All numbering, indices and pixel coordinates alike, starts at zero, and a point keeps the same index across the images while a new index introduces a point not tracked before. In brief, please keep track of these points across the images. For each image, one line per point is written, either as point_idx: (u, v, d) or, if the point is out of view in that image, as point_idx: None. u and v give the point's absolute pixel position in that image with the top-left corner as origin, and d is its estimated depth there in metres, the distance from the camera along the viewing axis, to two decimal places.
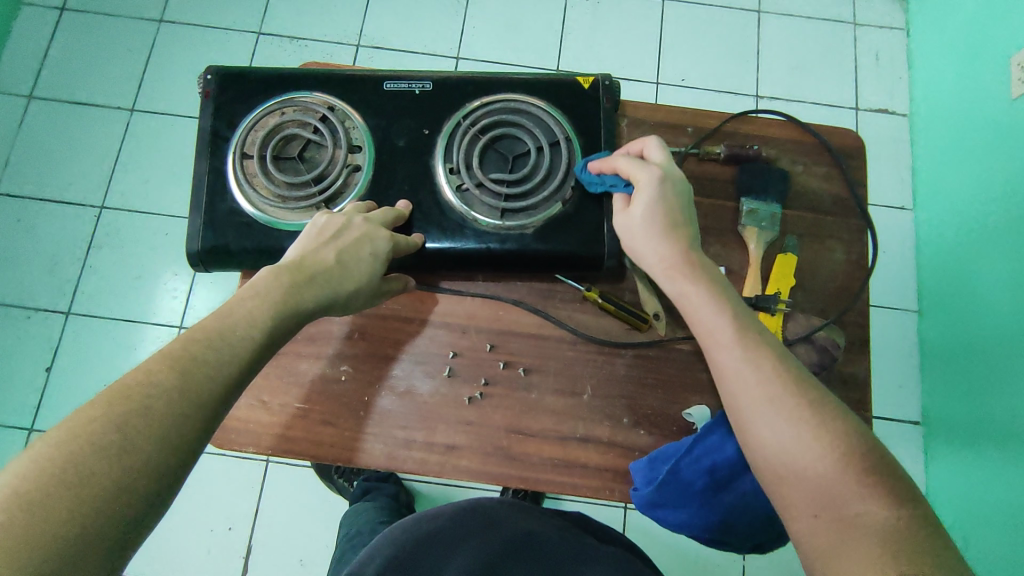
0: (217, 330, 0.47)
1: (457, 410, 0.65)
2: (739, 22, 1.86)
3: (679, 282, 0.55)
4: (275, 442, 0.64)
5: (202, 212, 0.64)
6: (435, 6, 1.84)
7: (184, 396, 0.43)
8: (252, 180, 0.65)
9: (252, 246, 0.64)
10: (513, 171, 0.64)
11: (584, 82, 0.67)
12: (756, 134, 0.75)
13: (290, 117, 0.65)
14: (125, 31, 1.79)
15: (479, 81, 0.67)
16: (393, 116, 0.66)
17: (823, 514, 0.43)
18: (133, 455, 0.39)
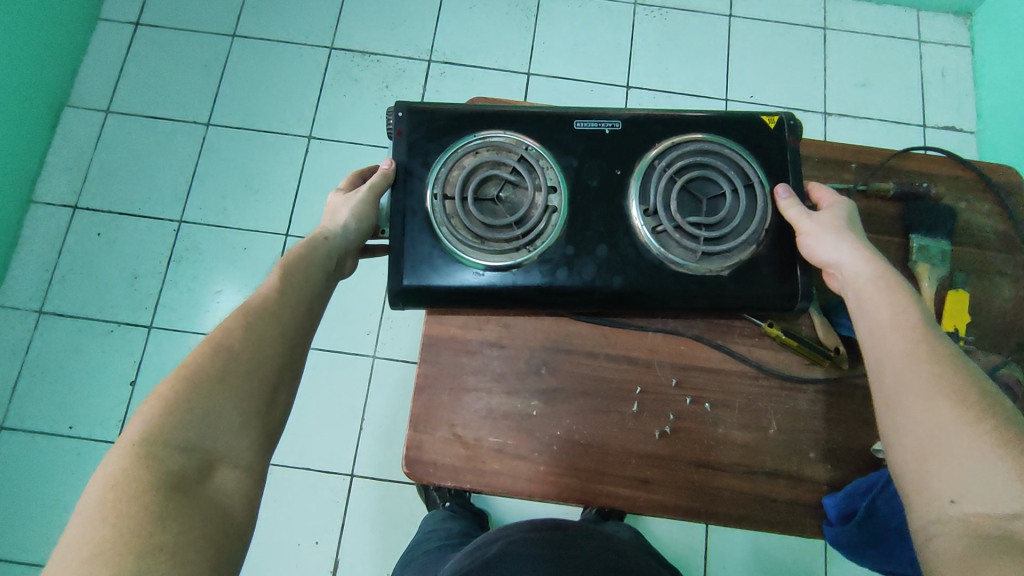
0: (287, 278, 0.57)
1: (648, 445, 0.67)
2: (805, 39, 1.87)
3: (862, 286, 0.59)
4: (472, 476, 0.65)
5: (402, 254, 0.66)
6: (505, 21, 1.85)
7: (272, 324, 0.53)
8: (451, 221, 0.66)
9: (453, 287, 0.65)
10: (706, 212, 0.66)
11: (769, 121, 0.69)
12: (919, 170, 0.76)
13: (487, 159, 0.67)
14: (198, 46, 1.80)
15: (667, 120, 0.68)
16: (586, 155, 0.67)
17: (963, 501, 0.44)
18: (242, 361, 0.49)
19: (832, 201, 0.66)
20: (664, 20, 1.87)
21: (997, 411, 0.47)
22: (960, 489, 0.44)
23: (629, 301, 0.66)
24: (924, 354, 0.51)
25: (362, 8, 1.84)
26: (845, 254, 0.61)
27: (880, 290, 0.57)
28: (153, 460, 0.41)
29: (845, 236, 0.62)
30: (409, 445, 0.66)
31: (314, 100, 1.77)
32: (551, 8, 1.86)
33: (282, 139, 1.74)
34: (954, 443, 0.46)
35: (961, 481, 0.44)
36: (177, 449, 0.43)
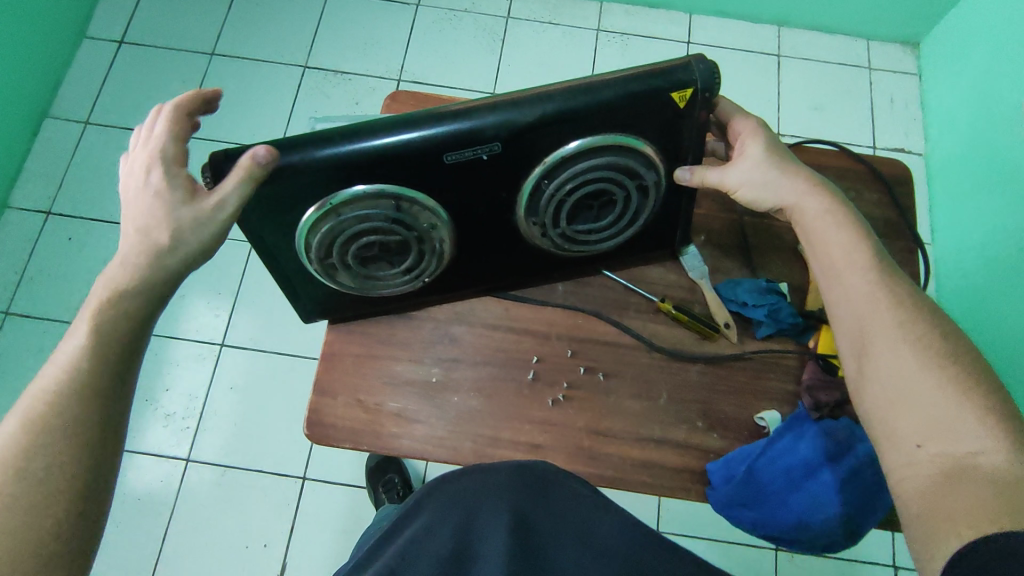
0: (89, 350, 0.47)
1: (542, 412, 0.69)
2: (760, 65, 1.96)
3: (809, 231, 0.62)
4: (371, 439, 0.68)
5: (302, 300, 0.69)
6: (473, 44, 1.93)
7: (55, 450, 0.44)
8: (334, 274, 0.66)
9: (362, 307, 0.71)
10: (598, 217, 0.67)
11: (677, 100, 0.58)
12: (812, 162, 0.81)
13: (357, 224, 0.61)
14: (178, 63, 1.88)
15: (553, 130, 0.57)
16: (462, 188, 0.61)
17: (928, 445, 0.51)
18: (37, 497, 0.43)
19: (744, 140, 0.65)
20: (625, 45, 1.95)
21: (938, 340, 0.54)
22: (925, 436, 0.51)
23: (519, 285, 0.74)
24: (882, 298, 0.57)
25: (336, 30, 1.93)
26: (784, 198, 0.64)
27: (825, 229, 0.61)
28: None
29: (780, 180, 0.64)
30: (312, 407, 0.69)
31: (287, 114, 1.84)
32: (518, 33, 1.95)
33: None
34: (914, 377, 0.53)
35: (925, 423, 0.51)
36: None
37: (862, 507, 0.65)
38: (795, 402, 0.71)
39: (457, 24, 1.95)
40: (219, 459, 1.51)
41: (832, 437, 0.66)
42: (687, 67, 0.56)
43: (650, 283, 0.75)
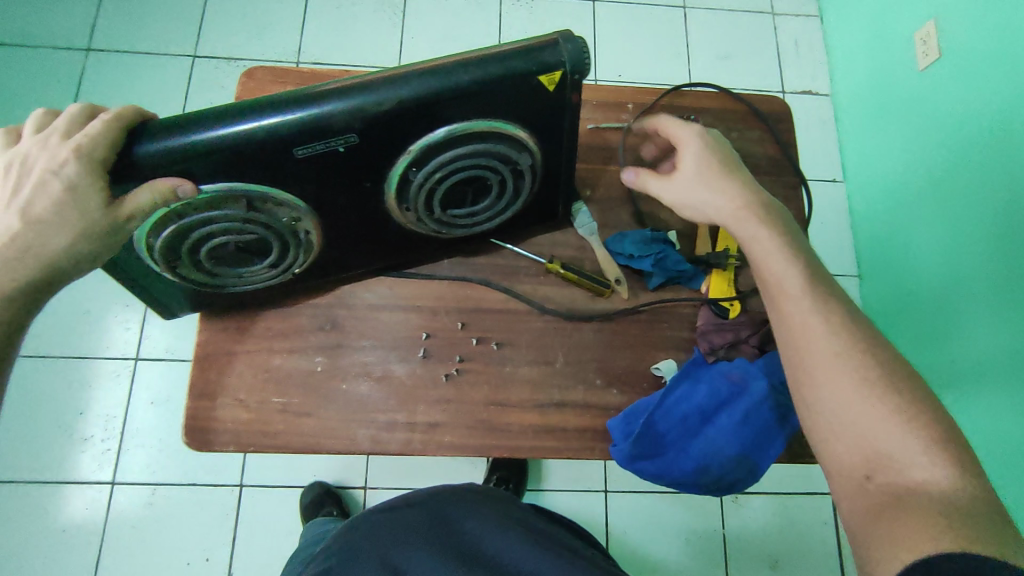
0: None
1: (436, 389, 0.67)
2: (666, 18, 1.95)
3: (745, 235, 0.61)
4: (257, 440, 0.64)
5: (152, 295, 0.62)
6: (372, 19, 1.85)
7: None
8: (183, 271, 0.59)
9: (221, 297, 0.65)
10: (476, 195, 0.62)
11: (547, 83, 0.50)
12: (692, 106, 0.80)
13: (209, 225, 0.54)
14: (50, 62, 1.73)
15: (416, 116, 0.49)
16: (319, 182, 0.53)
17: (876, 476, 0.48)
18: None
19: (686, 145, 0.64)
20: (530, 8, 1.91)
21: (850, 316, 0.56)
22: (871, 465, 0.48)
23: (399, 265, 0.69)
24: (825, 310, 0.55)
25: (224, 15, 1.82)
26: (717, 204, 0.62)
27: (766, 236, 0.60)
28: None
29: (719, 186, 0.62)
30: (189, 414, 0.64)
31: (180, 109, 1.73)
32: (418, 3, 1.88)
33: None
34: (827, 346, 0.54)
35: (872, 452, 0.48)
36: None
37: (760, 445, 0.65)
38: (690, 349, 0.70)
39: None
40: (146, 478, 1.44)
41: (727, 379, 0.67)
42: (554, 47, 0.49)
43: (539, 245, 0.73)
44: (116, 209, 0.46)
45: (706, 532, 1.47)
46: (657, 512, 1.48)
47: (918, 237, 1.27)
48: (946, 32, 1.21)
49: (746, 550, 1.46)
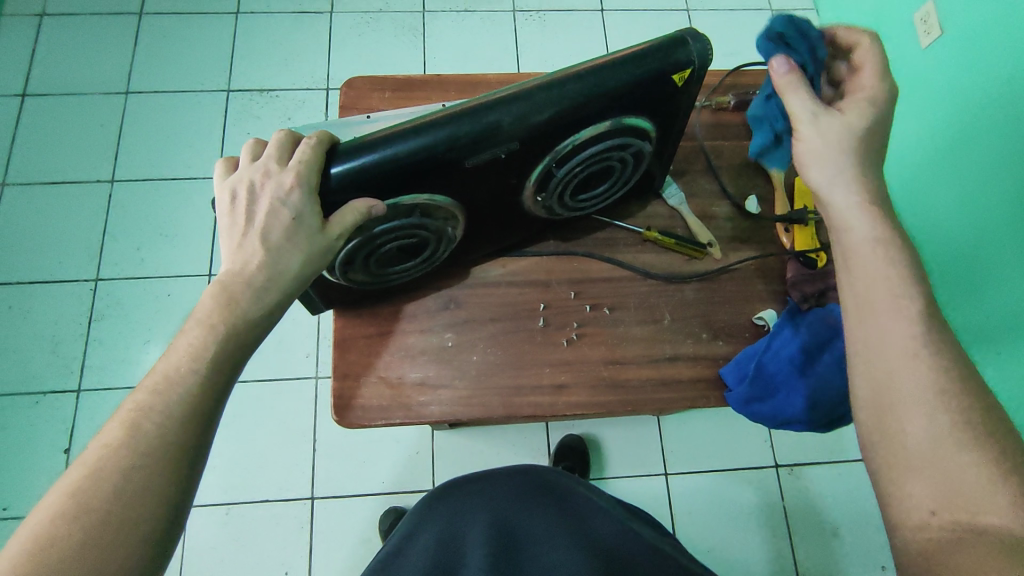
0: (199, 348, 0.49)
1: (559, 353, 0.72)
2: (672, 21, 2.04)
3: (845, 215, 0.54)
4: (401, 412, 0.69)
5: (317, 301, 0.69)
6: (395, 43, 1.93)
7: (160, 434, 0.45)
8: (350, 278, 0.65)
9: (373, 294, 0.72)
10: (598, 185, 0.69)
11: (678, 80, 0.58)
12: (754, 83, 0.87)
13: (382, 236, 0.60)
14: (91, 107, 1.80)
15: (565, 121, 0.57)
16: (476, 185, 0.60)
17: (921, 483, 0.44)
18: (141, 480, 0.43)
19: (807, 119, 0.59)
20: (543, 21, 2.00)
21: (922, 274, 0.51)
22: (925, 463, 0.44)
23: (517, 247, 0.76)
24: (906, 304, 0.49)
25: (253, 50, 1.89)
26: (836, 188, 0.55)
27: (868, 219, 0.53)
28: None
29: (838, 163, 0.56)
30: (337, 394, 0.69)
31: (219, 141, 1.79)
32: (436, 25, 1.96)
33: (190, 184, 1.75)
34: (883, 297, 0.49)
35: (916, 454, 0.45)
36: None
37: None
38: (784, 300, 0.76)
39: (375, 25, 1.94)
40: (221, 499, 1.45)
41: (824, 321, 0.72)
42: (683, 48, 0.56)
43: (633, 217, 0.79)
44: (329, 231, 0.54)
45: (772, 505, 1.50)
46: (722, 490, 1.51)
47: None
48: None
49: (814, 520, 1.49)
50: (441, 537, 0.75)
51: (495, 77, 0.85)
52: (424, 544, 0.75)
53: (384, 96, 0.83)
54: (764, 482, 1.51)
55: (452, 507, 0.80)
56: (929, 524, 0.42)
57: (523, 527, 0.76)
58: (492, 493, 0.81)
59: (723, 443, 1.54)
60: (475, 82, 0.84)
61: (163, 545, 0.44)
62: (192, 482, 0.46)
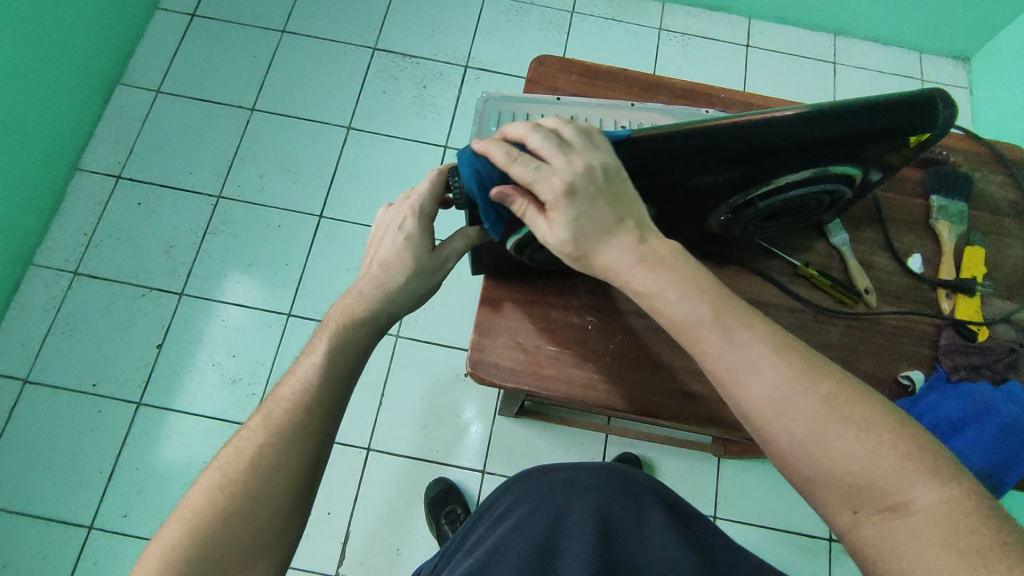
0: (345, 327, 0.55)
1: (692, 362, 0.72)
2: (817, 70, 2.00)
3: (645, 296, 0.55)
4: (530, 379, 0.70)
5: (483, 263, 0.72)
6: (539, 37, 1.97)
7: (310, 397, 0.51)
8: (529, 253, 0.67)
9: (533, 272, 0.75)
10: (776, 216, 0.70)
11: (912, 138, 0.59)
12: (942, 143, 0.85)
13: None
14: (250, 38, 1.91)
15: (791, 155, 0.58)
16: (679, 199, 0.63)
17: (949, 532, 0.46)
18: (293, 435, 0.50)
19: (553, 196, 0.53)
20: (687, 45, 2.00)
21: (725, 306, 0.54)
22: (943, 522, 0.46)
23: None
24: (792, 394, 0.50)
25: (405, 16, 1.96)
26: (615, 261, 0.55)
27: (666, 291, 0.54)
28: (198, 538, 0.46)
29: (609, 237, 0.55)
30: (473, 347, 0.71)
31: (356, 94, 1.87)
32: (582, 27, 1.99)
33: (322, 128, 1.83)
34: (796, 409, 0.50)
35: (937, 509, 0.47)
36: (227, 523, 0.46)
37: (1009, 466, 0.66)
38: (932, 365, 0.74)
39: (523, 16, 1.99)
40: None
41: (974, 399, 0.69)
42: (934, 111, 0.57)
43: (791, 249, 0.78)
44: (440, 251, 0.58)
45: None
46: (767, 549, 1.46)
47: None
48: None
49: None
50: (539, 522, 0.71)
51: (677, 83, 0.87)
52: (521, 522, 0.72)
53: (570, 79, 0.86)
54: (813, 552, 1.46)
55: (544, 489, 0.75)
56: (943, 545, 0.46)
57: (630, 535, 0.71)
58: (584, 482, 0.76)
59: (779, 502, 1.49)
60: (658, 83, 0.86)
61: (294, 522, 0.48)
62: (320, 467, 0.50)
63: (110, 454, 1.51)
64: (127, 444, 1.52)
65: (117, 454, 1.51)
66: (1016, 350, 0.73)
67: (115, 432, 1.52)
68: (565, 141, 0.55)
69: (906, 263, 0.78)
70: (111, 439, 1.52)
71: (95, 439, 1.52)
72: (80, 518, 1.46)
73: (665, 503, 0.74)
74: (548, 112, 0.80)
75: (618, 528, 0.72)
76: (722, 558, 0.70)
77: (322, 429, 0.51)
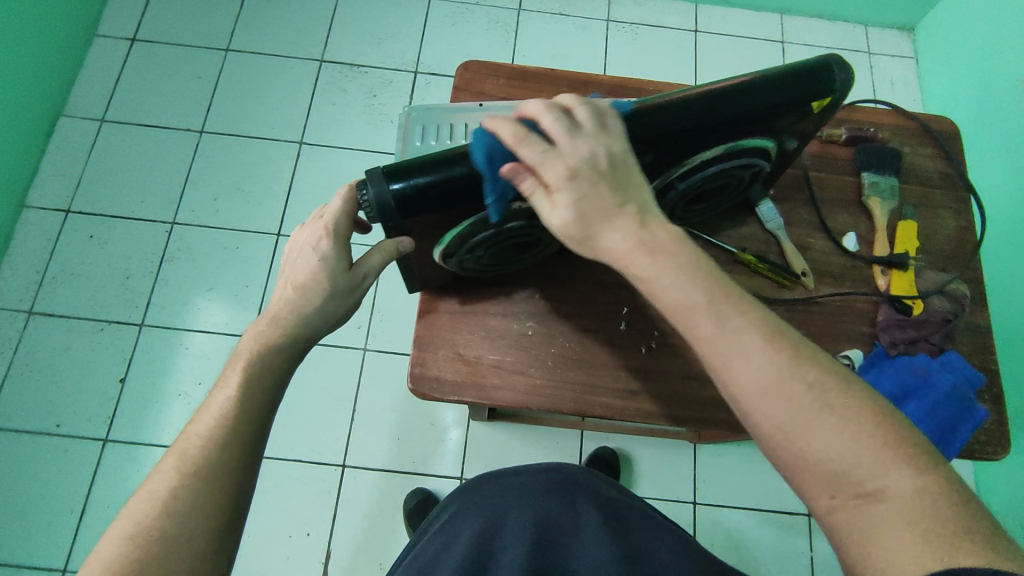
0: (261, 357, 0.54)
1: (636, 359, 0.72)
2: (766, 51, 2.01)
3: (643, 280, 0.51)
4: (473, 391, 0.70)
5: (419, 282, 0.71)
6: (486, 37, 1.96)
7: (227, 432, 0.50)
8: (461, 264, 0.66)
9: (473, 285, 0.74)
10: (703, 199, 0.71)
11: (817, 105, 0.60)
12: (869, 120, 0.85)
13: (499, 229, 0.61)
14: (193, 59, 1.88)
15: (697, 134, 0.58)
16: None
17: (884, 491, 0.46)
18: (212, 472, 0.49)
19: (559, 180, 0.51)
20: (635, 35, 2.00)
21: (725, 297, 0.50)
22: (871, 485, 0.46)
23: None
24: (782, 372, 0.47)
25: (350, 26, 1.94)
26: (619, 245, 0.51)
27: (667, 274, 0.50)
28: None
29: (617, 221, 0.51)
30: (414, 362, 0.71)
31: (306, 108, 1.85)
32: (529, 25, 1.98)
33: (273, 145, 1.80)
34: (760, 383, 0.48)
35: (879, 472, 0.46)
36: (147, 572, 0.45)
37: (952, 430, 0.68)
38: (870, 343, 0.75)
39: (469, 17, 1.97)
40: None
41: (912, 371, 0.70)
42: (831, 75, 0.58)
43: (727, 233, 0.78)
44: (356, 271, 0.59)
45: (798, 554, 1.45)
46: (747, 531, 1.47)
47: None
48: None
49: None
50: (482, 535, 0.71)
51: (605, 79, 0.86)
52: (464, 537, 0.71)
53: (498, 82, 0.85)
54: (792, 528, 1.47)
55: (483, 500, 0.75)
56: (889, 503, 0.46)
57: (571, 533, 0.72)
58: (521, 489, 0.76)
59: (756, 483, 1.50)
60: (585, 81, 0.86)
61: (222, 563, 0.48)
62: (243, 504, 0.49)
63: (80, 495, 1.48)
64: (97, 483, 1.49)
65: (87, 493, 1.48)
66: (953, 320, 0.74)
67: (83, 471, 1.49)
68: (576, 121, 0.53)
69: (840, 243, 0.79)
70: (79, 479, 1.49)
71: (63, 481, 1.49)
72: (53, 562, 1.43)
73: (596, 500, 0.75)
74: (474, 118, 0.79)
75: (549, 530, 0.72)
76: (651, 546, 0.71)
77: (242, 462, 0.50)
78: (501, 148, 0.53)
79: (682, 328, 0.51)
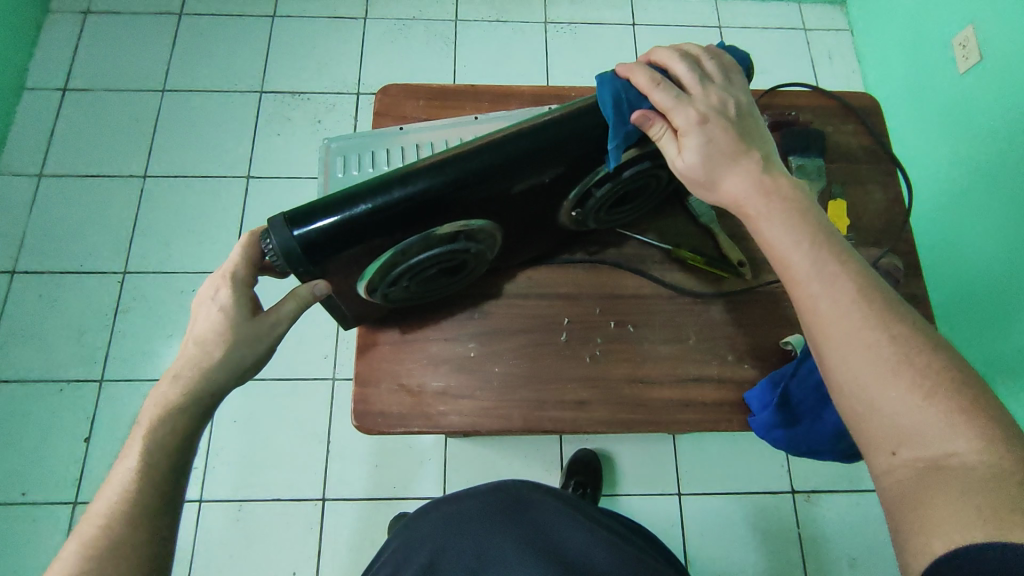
0: (164, 426, 0.53)
1: (582, 368, 0.71)
2: (704, 37, 2.03)
3: (753, 218, 0.56)
4: (421, 420, 0.69)
5: (351, 319, 0.69)
6: (426, 51, 1.95)
7: (132, 510, 0.49)
8: (389, 296, 0.65)
9: (409, 313, 0.73)
10: (626, 203, 0.71)
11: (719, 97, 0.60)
12: (790, 104, 0.86)
13: (419, 258, 0.60)
14: (129, 103, 1.84)
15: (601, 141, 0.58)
16: (518, 209, 0.62)
17: (903, 451, 0.44)
18: (116, 555, 0.47)
19: (687, 124, 0.57)
20: (574, 33, 2.01)
21: (819, 232, 0.53)
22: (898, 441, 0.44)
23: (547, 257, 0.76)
24: (859, 309, 0.48)
25: (287, 53, 1.92)
26: (734, 188, 0.56)
27: (768, 210, 0.55)
28: None
29: (738, 163, 0.57)
30: (357, 399, 0.69)
31: (250, 141, 1.82)
32: (468, 34, 1.98)
33: (220, 181, 1.77)
34: (842, 326, 0.48)
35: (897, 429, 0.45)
36: None
37: None
38: None
39: (406, 33, 1.96)
40: (233, 495, 1.45)
41: None
42: None
43: (660, 232, 0.78)
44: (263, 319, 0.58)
45: (785, 532, 1.46)
46: (735, 515, 1.47)
47: (966, 234, 1.27)
48: (987, 36, 1.27)
49: (830, 549, 1.45)
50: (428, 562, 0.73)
51: (527, 89, 0.86)
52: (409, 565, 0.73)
53: (420, 104, 0.84)
54: (778, 507, 1.48)
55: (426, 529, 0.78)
56: (892, 468, 0.45)
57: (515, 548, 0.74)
58: (463, 515, 0.79)
59: (738, 467, 1.51)
60: (506, 94, 0.85)
61: None
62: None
63: None
64: None
65: None
66: None
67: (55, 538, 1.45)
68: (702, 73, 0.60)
69: None
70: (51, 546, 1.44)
71: (34, 550, 1.44)
72: None
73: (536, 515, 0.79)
74: (397, 142, 0.77)
75: (492, 553, 0.74)
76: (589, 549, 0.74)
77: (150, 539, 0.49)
78: (640, 96, 0.58)
79: (777, 267, 0.54)
